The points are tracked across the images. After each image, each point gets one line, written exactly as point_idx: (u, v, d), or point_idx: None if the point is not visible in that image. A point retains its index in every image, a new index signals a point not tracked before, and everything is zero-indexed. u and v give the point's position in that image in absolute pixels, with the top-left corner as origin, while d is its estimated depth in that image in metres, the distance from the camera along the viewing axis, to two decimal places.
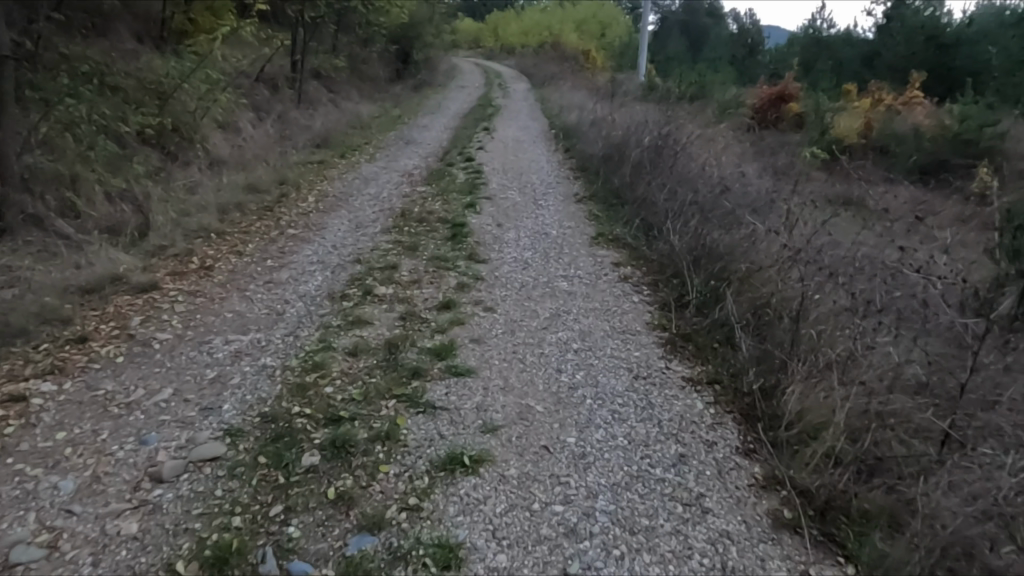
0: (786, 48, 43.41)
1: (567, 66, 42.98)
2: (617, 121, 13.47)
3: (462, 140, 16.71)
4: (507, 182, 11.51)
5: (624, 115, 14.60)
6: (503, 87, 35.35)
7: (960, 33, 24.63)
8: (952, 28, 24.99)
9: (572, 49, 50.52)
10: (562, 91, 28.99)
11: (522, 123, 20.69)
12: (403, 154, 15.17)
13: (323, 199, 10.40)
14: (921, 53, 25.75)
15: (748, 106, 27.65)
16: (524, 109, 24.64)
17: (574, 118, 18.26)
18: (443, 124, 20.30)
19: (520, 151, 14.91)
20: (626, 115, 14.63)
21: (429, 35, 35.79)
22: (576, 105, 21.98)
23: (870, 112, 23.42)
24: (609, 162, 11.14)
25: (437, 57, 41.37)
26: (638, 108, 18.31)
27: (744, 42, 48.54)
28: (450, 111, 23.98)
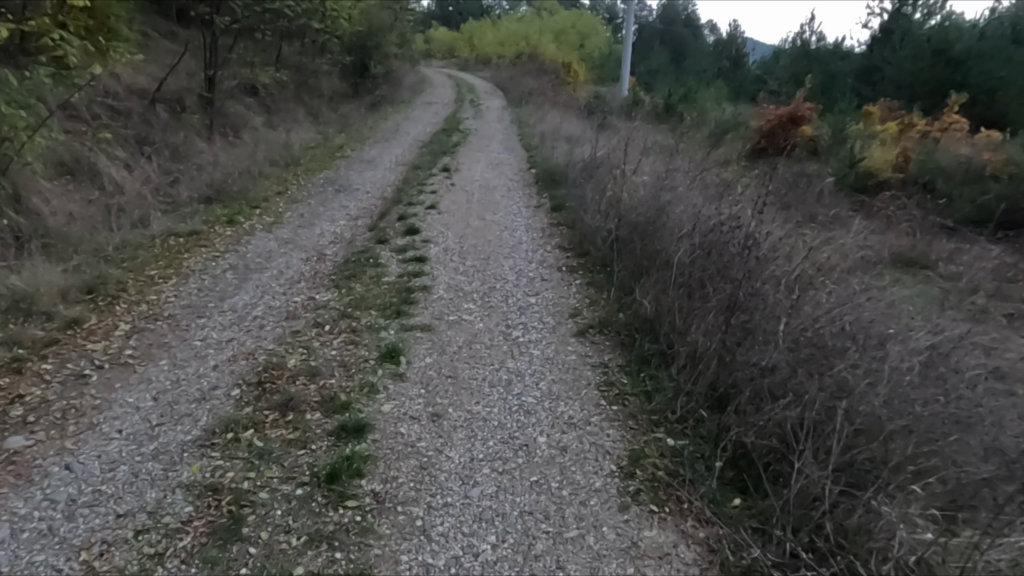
0: (774, 61, 39.98)
1: (546, 80, 39.18)
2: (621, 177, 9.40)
3: (410, 186, 12.43)
4: (462, 282, 7.28)
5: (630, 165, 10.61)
6: (476, 104, 31.35)
7: (971, 48, 20.53)
8: (962, 42, 20.86)
9: (550, 60, 46.71)
10: (543, 112, 25.05)
11: (491, 158, 16.56)
12: (326, 211, 10.95)
13: (142, 331, 6.06)
14: (928, 71, 21.65)
15: (754, 129, 23.93)
16: (498, 136, 20.61)
17: (559, 155, 14.18)
18: (394, 160, 16.00)
19: (485, 210, 10.69)
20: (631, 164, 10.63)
21: (390, 47, 31.77)
22: (560, 136, 17.97)
23: (902, 140, 19.39)
24: (624, 257, 7.03)
25: (404, 69, 37.37)
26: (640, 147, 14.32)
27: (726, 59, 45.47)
28: (408, 139, 19.82)
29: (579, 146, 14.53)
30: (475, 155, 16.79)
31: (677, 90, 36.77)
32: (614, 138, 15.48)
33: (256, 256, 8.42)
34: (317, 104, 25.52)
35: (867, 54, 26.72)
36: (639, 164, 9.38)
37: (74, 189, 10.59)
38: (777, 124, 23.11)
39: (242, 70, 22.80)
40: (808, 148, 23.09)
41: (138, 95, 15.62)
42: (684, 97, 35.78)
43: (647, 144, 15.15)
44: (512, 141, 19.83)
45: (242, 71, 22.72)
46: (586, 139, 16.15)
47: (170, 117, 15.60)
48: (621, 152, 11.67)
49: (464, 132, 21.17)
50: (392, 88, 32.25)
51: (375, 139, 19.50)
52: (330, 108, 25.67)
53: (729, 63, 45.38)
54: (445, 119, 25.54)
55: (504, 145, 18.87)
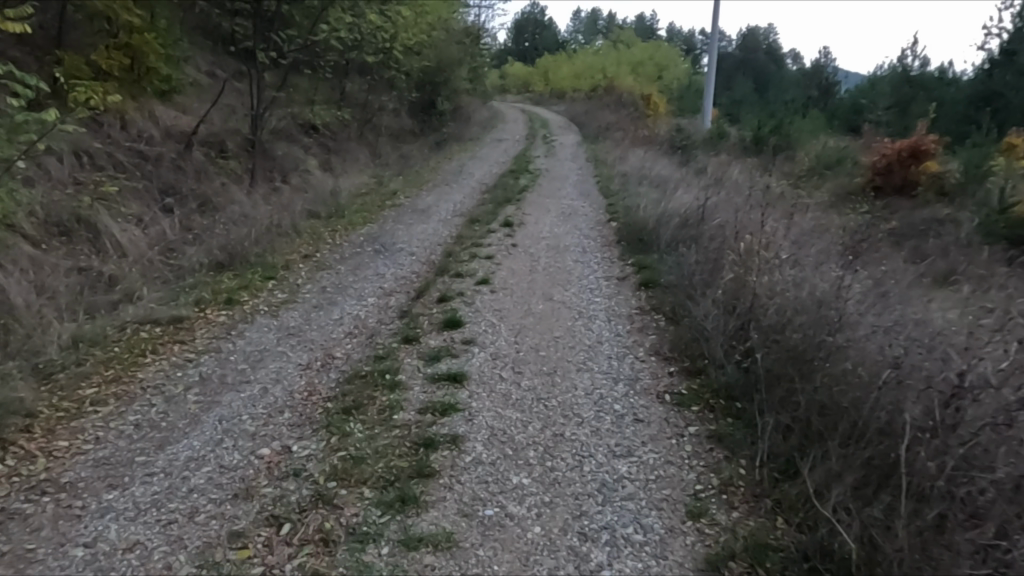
0: (870, 88, 36.44)
1: (623, 113, 36.86)
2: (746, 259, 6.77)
3: (462, 247, 10.12)
4: (513, 426, 4.80)
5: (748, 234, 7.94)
6: (548, 141, 29.31)
7: None
8: None
9: (627, 92, 44.48)
10: (621, 150, 22.67)
11: (563, 206, 14.13)
12: (354, 282, 8.82)
13: (7, 520, 3.87)
14: None
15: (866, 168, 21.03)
16: (571, 178, 18.32)
17: (645, 206, 11.61)
18: (450, 209, 13.82)
19: (554, 286, 8.23)
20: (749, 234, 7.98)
21: (459, 82, 30.12)
22: (645, 179, 15.40)
23: None
24: (776, 408, 4.42)
25: (474, 104, 35.91)
26: (746, 198, 11.59)
27: (815, 87, 42.29)
28: (471, 182, 17.78)
29: (671, 195, 11.89)
30: (545, 204, 14.39)
31: (768, 122, 33.49)
32: (713, 185, 12.78)
33: (241, 359, 6.24)
34: (378, 143, 23.93)
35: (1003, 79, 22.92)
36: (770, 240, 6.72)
37: (65, 253, 8.87)
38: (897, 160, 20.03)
39: (300, 109, 21.53)
40: (935, 187, 20.06)
41: (175, 139, 14.22)
42: (776, 129, 32.47)
43: (753, 193, 12.40)
44: (588, 184, 17.35)
45: (300, 110, 21.37)
46: (677, 187, 13.51)
47: (206, 162, 14.07)
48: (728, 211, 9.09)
49: (533, 174, 18.88)
50: (460, 124, 30.51)
51: (433, 184, 17.51)
52: (392, 148, 24.02)
53: (819, 93, 41.98)
54: (514, 158, 23.39)
55: (578, 190, 16.42)
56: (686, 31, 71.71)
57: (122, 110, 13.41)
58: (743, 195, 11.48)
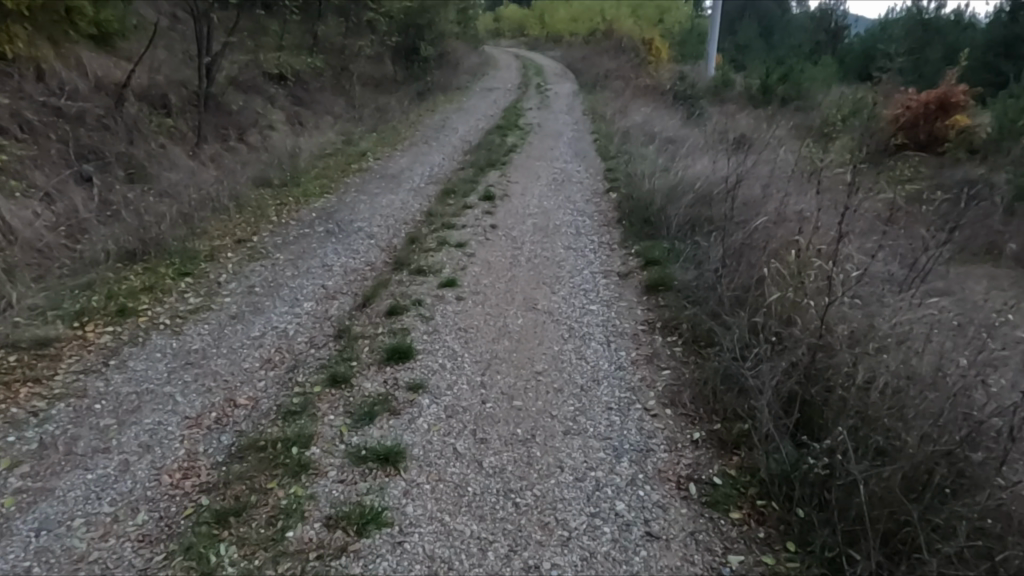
0: (884, 32, 34.20)
1: (622, 59, 34.48)
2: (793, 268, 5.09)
3: (429, 229, 8.37)
4: (465, 554, 3.22)
5: (787, 224, 6.24)
6: (541, 90, 27.16)
7: None
8: None
9: (626, 35, 41.87)
10: (620, 102, 20.70)
11: (555, 171, 12.27)
12: (293, 278, 7.18)
13: None
14: None
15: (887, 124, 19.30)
16: (565, 135, 16.44)
17: (651, 174, 9.79)
18: (424, 175, 11.98)
19: (538, 288, 6.55)
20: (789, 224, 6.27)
21: (444, 26, 27.60)
22: (649, 139, 13.55)
23: None
24: None
25: (463, 49, 33.38)
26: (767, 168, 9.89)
27: (823, 30, 40.04)
28: (453, 140, 15.93)
29: (683, 161, 10.07)
30: (534, 167, 12.53)
31: (777, 70, 31.17)
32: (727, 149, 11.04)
33: (107, 409, 4.61)
34: (354, 93, 21.73)
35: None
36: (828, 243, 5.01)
37: None
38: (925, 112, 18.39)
39: (265, 55, 19.35)
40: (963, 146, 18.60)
41: (107, 91, 12.20)
42: (785, 77, 30.24)
43: (778, 159, 10.61)
44: (584, 142, 15.43)
45: (264, 56, 19.15)
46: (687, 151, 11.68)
47: (141, 120, 12.14)
48: (752, 192, 7.42)
49: (523, 130, 16.92)
50: (446, 71, 28.11)
51: (410, 142, 15.59)
52: (369, 98, 21.83)
53: (827, 37, 39.67)
54: (503, 110, 21.31)
55: (572, 150, 14.54)
56: None
57: (36, 57, 11.39)
58: (763, 164, 9.79)
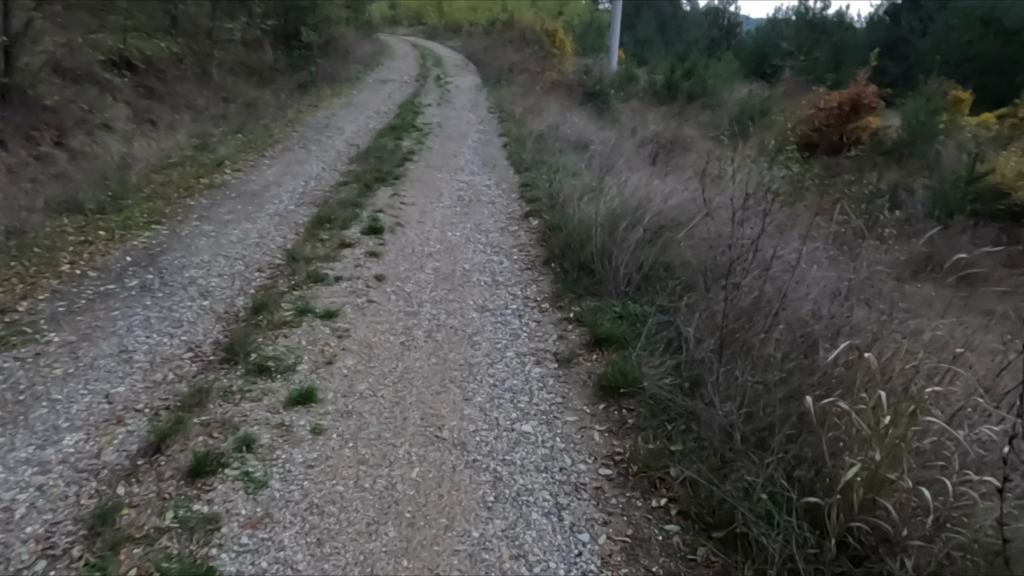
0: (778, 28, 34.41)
1: (525, 51, 32.71)
2: (843, 397, 3.27)
3: (287, 287, 6.00)
4: None
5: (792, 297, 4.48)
6: (441, 82, 24.87)
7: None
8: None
9: (528, 25, 40.16)
10: (527, 99, 18.84)
11: (460, 187, 10.13)
12: (71, 375, 4.70)
13: None
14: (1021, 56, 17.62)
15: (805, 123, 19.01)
16: (468, 137, 14.36)
17: (581, 199, 7.85)
18: (295, 196, 9.51)
19: (441, 392, 4.39)
20: (794, 296, 4.52)
21: (329, 8, 24.61)
22: (569, 149, 11.69)
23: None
24: None
25: (353, 35, 30.35)
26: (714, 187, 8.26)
27: (718, 25, 40.05)
28: (337, 145, 13.46)
29: (618, 179, 8.21)
30: (434, 181, 10.31)
31: (682, 65, 30.42)
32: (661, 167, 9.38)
33: None
34: (222, 84, 18.56)
35: (942, 27, 20.87)
36: (897, 359, 3.22)
37: None
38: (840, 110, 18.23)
39: (104, 36, 15.87)
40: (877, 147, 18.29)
41: None
42: (691, 74, 29.52)
43: (724, 176, 9.02)
44: (491, 147, 13.36)
45: (103, 36, 15.71)
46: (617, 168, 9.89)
47: None
48: (724, 239, 5.64)
49: (420, 130, 14.68)
50: (333, 60, 25.14)
51: (284, 147, 12.94)
52: (240, 90, 18.71)
53: (722, 33, 39.80)
54: (397, 106, 18.85)
55: (478, 157, 12.46)
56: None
57: None
58: (708, 184, 8.16)
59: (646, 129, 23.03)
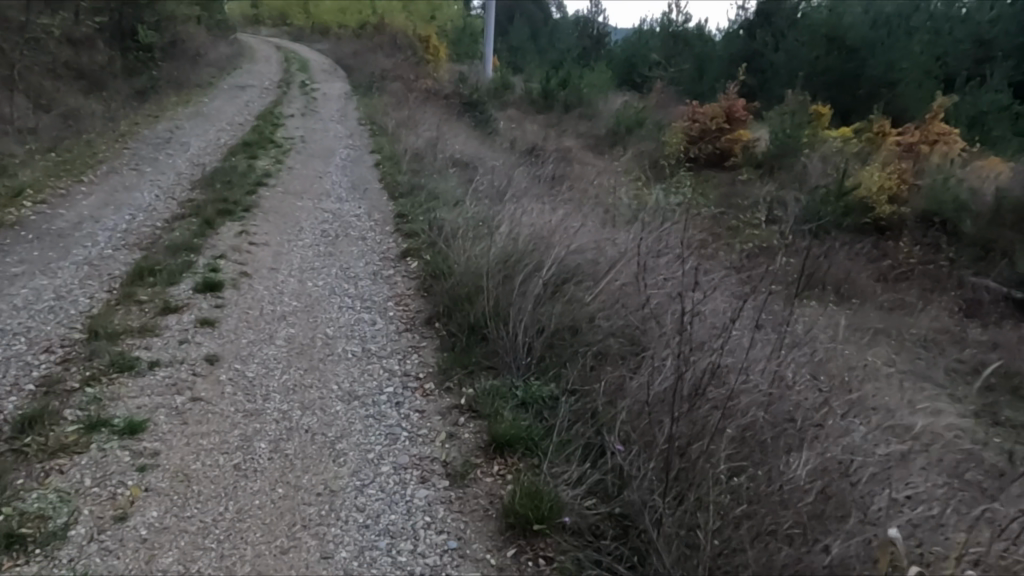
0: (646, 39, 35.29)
1: (398, 57, 31.29)
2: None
3: (77, 382, 4.44)
4: None
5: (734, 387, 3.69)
6: (306, 89, 23.01)
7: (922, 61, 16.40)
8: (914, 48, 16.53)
9: (398, 29, 38.68)
10: (400, 110, 17.59)
11: (325, 218, 8.75)
12: None
13: None
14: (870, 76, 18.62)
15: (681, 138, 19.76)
16: (335, 155, 12.93)
17: (466, 236, 6.78)
18: (113, 237, 7.73)
19: (288, 552, 3.17)
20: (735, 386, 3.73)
21: (173, 5, 21.98)
22: (449, 172, 10.63)
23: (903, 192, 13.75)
24: None
25: (205, 34, 27.55)
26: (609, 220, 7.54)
27: (588, 34, 40.61)
28: (178, 165, 11.58)
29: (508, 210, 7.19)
30: (292, 212, 8.84)
31: (557, 73, 30.21)
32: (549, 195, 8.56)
33: None
34: (36, 88, 15.78)
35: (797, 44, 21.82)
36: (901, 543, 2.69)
37: None
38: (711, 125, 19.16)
39: None
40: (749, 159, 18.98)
41: None
42: (566, 83, 29.41)
43: (619, 208, 8.33)
44: (362, 167, 12.01)
45: None
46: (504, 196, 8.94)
47: None
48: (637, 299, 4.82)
49: (280, 147, 13.05)
50: (180, 62, 22.49)
51: (109, 169, 10.89)
52: (59, 95, 15.98)
53: (593, 42, 40.40)
54: (255, 116, 16.93)
55: (347, 179, 11.09)
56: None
57: None
58: (602, 218, 7.41)
59: (526, 141, 22.38)
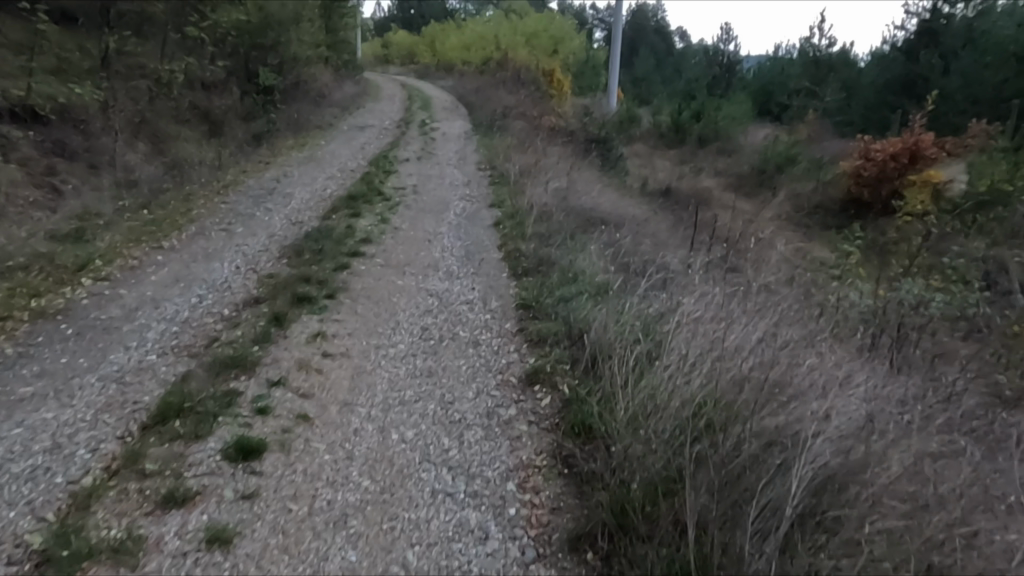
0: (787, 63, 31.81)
1: (520, 93, 29.89)
2: None
3: None
4: None
5: None
6: (425, 129, 21.89)
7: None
8: None
9: (521, 63, 37.52)
10: (522, 151, 15.78)
11: (430, 305, 6.76)
12: None
13: None
14: None
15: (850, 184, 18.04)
16: (449, 210, 11.19)
17: (629, 376, 4.49)
18: (164, 334, 6.12)
19: None
20: None
21: (297, 46, 21.59)
22: (584, 243, 8.43)
23: None
24: None
25: (331, 75, 27.37)
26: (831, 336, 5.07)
27: (721, 61, 37.65)
28: (275, 223, 10.22)
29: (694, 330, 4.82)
30: (388, 297, 6.92)
31: (691, 105, 27.54)
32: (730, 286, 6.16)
33: None
34: (154, 136, 15.33)
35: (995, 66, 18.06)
36: None
37: None
38: (874, 172, 17.39)
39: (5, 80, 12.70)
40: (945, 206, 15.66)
41: None
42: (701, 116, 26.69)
43: (836, 310, 5.75)
44: (478, 226, 10.06)
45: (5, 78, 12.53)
46: (659, 285, 6.59)
47: None
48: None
49: (388, 199, 11.50)
50: (302, 104, 22.06)
51: (198, 230, 9.63)
52: (175, 143, 15.43)
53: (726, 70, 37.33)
54: (368, 161, 15.71)
55: (460, 243, 9.15)
56: (579, 5, 65.92)
57: None
58: (824, 337, 4.93)
59: (661, 184, 19.82)
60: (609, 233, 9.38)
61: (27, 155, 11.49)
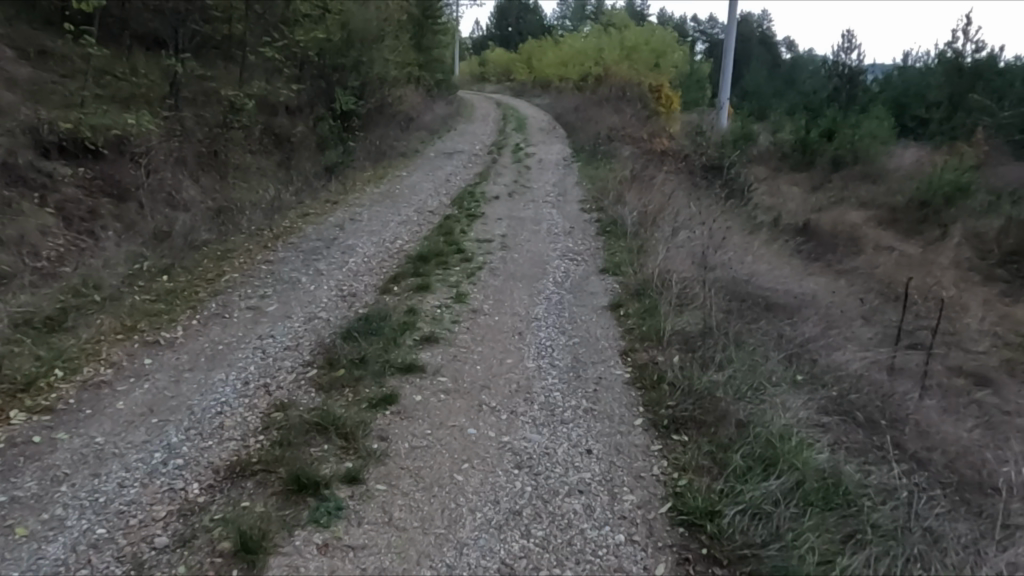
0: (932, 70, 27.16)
1: (624, 112, 26.80)
2: None
3: None
4: None
5: None
6: (519, 154, 19.33)
7: None
8: None
9: (623, 78, 34.34)
10: (636, 185, 12.80)
11: (518, 493, 4.00)
12: None
13: None
14: None
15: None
16: (548, 275, 8.44)
17: None
18: (75, 551, 3.65)
19: None
20: None
21: (383, 64, 19.36)
22: (758, 362, 5.47)
23: None
24: None
25: (419, 96, 25.30)
26: None
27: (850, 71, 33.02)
28: (321, 296, 7.80)
29: None
30: (448, 470, 4.21)
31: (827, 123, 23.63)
32: None
33: None
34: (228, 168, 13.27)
35: None
36: None
37: None
38: None
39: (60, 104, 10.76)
40: None
41: None
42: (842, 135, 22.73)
43: None
44: (588, 306, 7.22)
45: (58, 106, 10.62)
46: (941, 517, 3.64)
47: None
48: None
49: (470, 258, 8.87)
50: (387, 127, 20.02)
51: (220, 308, 7.32)
52: (246, 177, 13.43)
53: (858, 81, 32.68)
54: (452, 199, 13.26)
55: (565, 340, 6.33)
56: (680, 19, 61.86)
57: None
58: None
59: (801, 219, 16.21)
60: (784, 336, 6.35)
61: (65, 199, 8.65)
